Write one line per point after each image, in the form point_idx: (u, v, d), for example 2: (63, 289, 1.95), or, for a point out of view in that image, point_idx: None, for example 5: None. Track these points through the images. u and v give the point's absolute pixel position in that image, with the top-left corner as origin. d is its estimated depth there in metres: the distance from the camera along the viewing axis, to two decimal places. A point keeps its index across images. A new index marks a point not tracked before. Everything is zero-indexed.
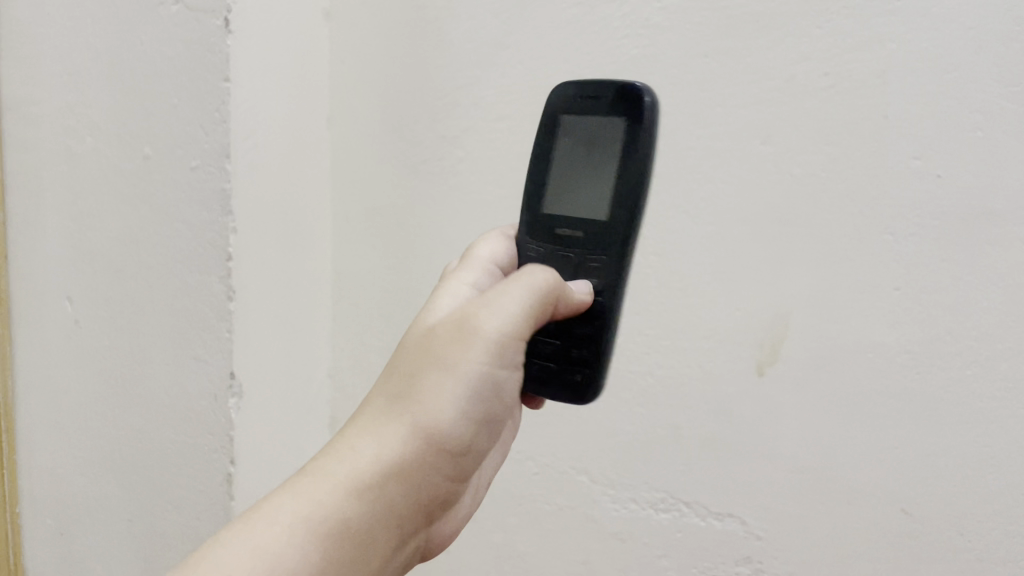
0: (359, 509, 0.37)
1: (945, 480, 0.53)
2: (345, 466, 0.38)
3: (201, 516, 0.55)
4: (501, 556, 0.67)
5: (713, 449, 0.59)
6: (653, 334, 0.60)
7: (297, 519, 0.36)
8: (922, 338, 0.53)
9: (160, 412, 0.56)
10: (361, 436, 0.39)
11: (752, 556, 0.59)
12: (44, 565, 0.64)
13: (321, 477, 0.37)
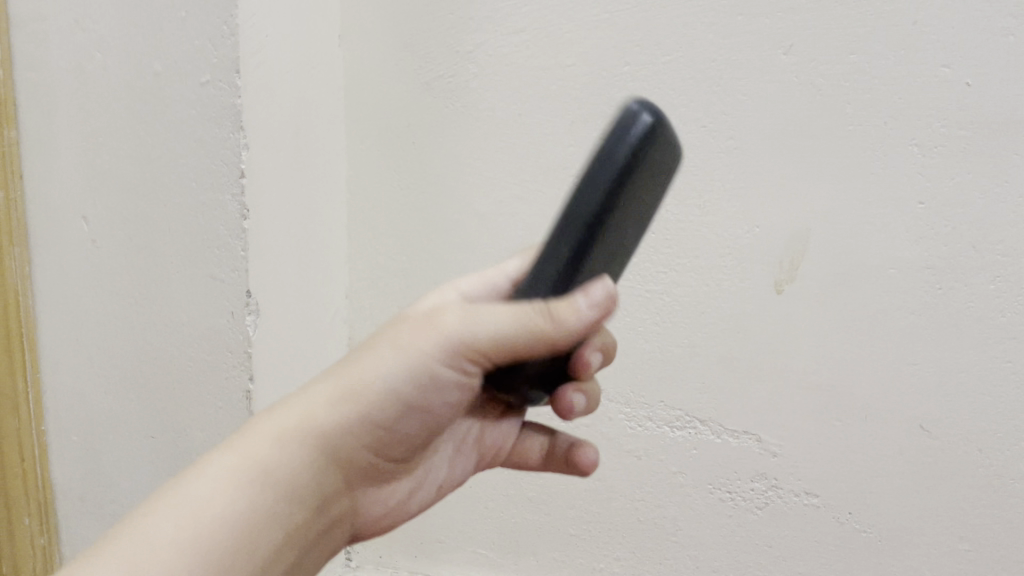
0: (295, 468, 0.36)
1: (965, 395, 0.53)
2: (296, 436, 0.36)
3: (222, 432, 0.57)
4: (516, 477, 0.66)
5: (729, 368, 0.59)
6: (671, 252, 0.58)
7: (248, 491, 0.34)
8: (945, 253, 0.52)
9: (178, 330, 0.56)
10: (327, 402, 0.37)
11: (767, 473, 0.59)
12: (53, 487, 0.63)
13: (276, 448, 0.35)
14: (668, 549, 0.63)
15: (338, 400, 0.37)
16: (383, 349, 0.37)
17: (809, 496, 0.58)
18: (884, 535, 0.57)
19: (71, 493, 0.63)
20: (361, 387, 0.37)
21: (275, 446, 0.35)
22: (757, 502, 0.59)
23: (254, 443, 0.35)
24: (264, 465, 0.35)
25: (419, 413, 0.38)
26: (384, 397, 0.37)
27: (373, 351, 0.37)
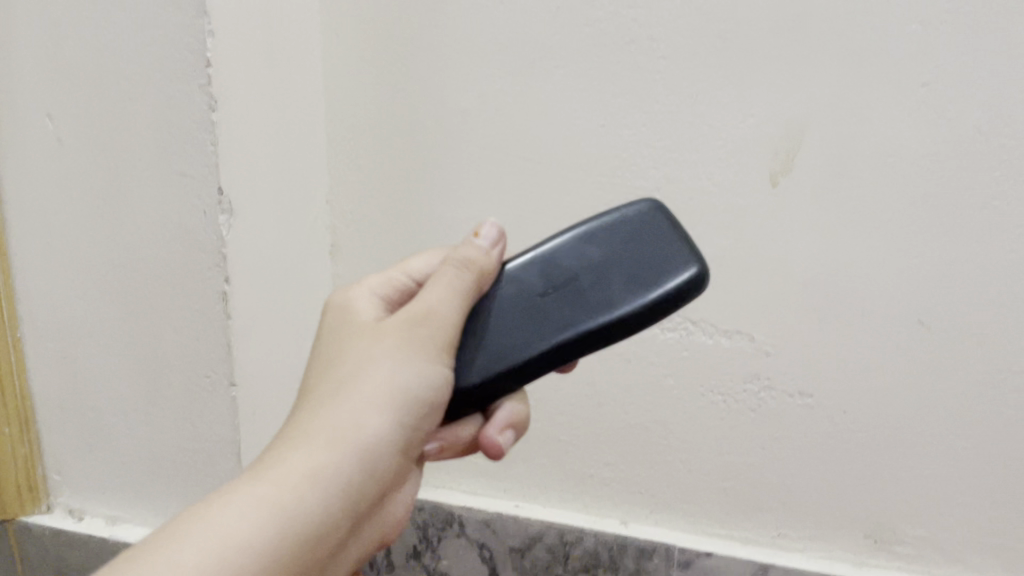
0: (322, 511, 0.33)
1: (967, 289, 0.52)
2: (310, 462, 0.33)
3: (200, 336, 0.55)
4: None
5: (722, 267, 0.56)
6: (662, 146, 0.55)
7: (263, 526, 0.31)
8: (950, 139, 0.50)
9: (150, 232, 0.54)
10: (334, 427, 0.34)
11: (761, 374, 0.57)
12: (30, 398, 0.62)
13: (285, 478, 0.32)
14: (660, 454, 0.61)
15: (353, 425, 0.34)
16: (390, 345, 0.36)
17: (803, 397, 0.57)
18: (879, 435, 0.56)
19: (50, 403, 0.61)
20: (365, 396, 0.35)
21: (289, 480, 0.32)
22: (749, 404, 0.58)
23: (271, 474, 0.32)
24: (274, 493, 0.32)
25: (425, 399, 0.36)
26: (393, 397, 0.35)
27: (369, 338, 0.37)
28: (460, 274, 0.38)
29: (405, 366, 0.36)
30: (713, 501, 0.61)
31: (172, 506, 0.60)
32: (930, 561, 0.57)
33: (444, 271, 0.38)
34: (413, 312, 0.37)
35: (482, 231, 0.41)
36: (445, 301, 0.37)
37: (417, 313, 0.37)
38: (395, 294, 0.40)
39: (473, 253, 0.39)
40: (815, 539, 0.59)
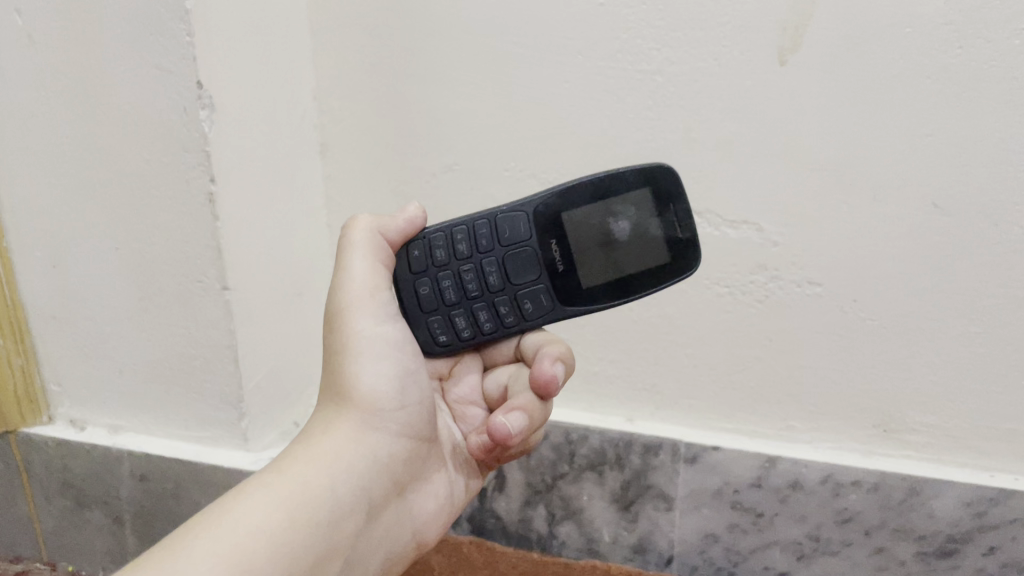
0: (325, 486, 0.40)
1: (982, 168, 0.49)
2: (319, 449, 0.41)
3: (189, 239, 0.53)
4: None
5: (726, 154, 0.54)
6: (663, 26, 0.52)
7: (284, 497, 0.38)
8: (968, 5, 0.47)
9: (130, 132, 0.52)
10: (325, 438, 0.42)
11: (768, 264, 0.55)
12: (22, 308, 0.60)
13: (294, 472, 0.39)
14: (664, 350, 0.60)
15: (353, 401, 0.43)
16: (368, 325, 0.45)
17: (810, 286, 0.55)
18: (889, 323, 0.54)
19: (42, 312, 0.60)
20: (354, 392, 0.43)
21: (308, 469, 0.40)
22: (756, 296, 0.56)
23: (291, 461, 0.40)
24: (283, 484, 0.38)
25: (401, 366, 0.45)
26: (384, 367, 0.44)
27: (362, 331, 0.45)
28: (368, 234, 0.46)
29: (381, 338, 0.45)
30: (719, 395, 0.60)
31: (173, 413, 0.59)
32: (939, 449, 0.56)
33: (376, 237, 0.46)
34: (365, 300, 0.45)
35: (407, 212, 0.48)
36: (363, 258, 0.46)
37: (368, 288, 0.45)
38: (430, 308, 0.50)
39: (391, 222, 0.47)
40: (823, 430, 0.58)
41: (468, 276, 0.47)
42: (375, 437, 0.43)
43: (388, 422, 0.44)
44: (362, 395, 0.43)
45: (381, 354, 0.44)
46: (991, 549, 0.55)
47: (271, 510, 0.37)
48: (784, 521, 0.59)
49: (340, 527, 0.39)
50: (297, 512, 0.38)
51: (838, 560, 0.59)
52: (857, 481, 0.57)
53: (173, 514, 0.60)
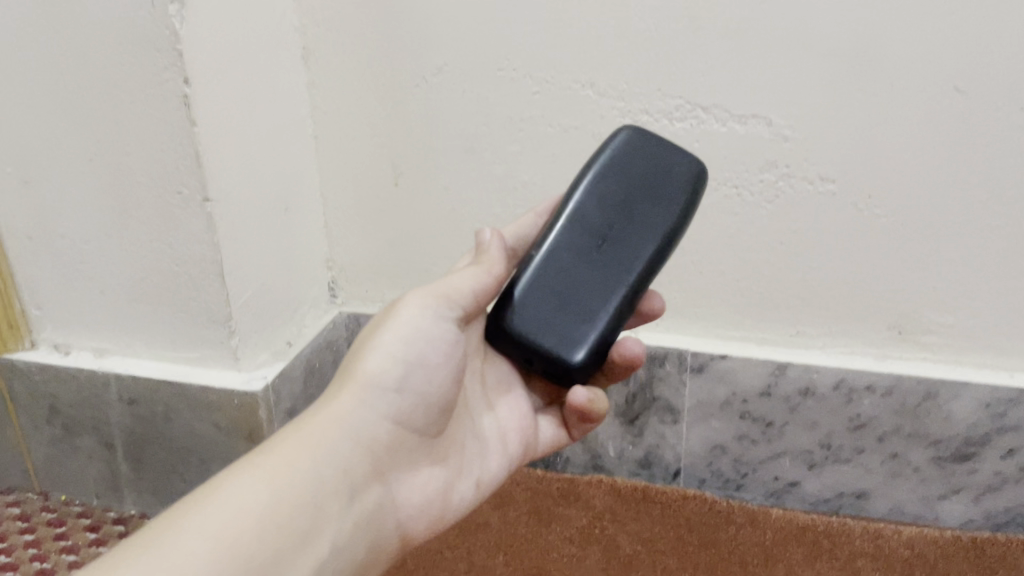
0: (320, 475, 0.34)
1: (1007, 47, 0.46)
2: (320, 434, 0.36)
3: (166, 148, 0.50)
4: (503, 190, 0.58)
5: (734, 43, 0.50)
6: None
7: (280, 489, 0.33)
8: None
9: (96, 33, 0.48)
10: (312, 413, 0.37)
11: (778, 162, 0.52)
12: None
13: (286, 462, 0.34)
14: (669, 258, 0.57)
15: (370, 377, 0.38)
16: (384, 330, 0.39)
17: (824, 183, 0.52)
18: (906, 219, 0.52)
19: (17, 233, 0.57)
20: (366, 371, 0.38)
21: (292, 452, 0.34)
22: (766, 196, 0.53)
23: (281, 449, 0.34)
24: (274, 480, 0.33)
25: (420, 353, 0.39)
26: (404, 347, 0.39)
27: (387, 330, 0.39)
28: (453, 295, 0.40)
29: (395, 333, 0.39)
30: (726, 303, 0.58)
31: (160, 334, 0.57)
32: (956, 351, 0.54)
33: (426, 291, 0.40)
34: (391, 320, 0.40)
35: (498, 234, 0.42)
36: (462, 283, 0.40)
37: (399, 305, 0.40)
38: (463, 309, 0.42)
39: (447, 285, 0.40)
40: (835, 335, 0.56)
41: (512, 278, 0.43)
42: (388, 421, 0.38)
43: (405, 410, 0.39)
44: (374, 371, 0.38)
45: (411, 349, 0.39)
46: (1010, 451, 0.54)
47: (254, 499, 0.32)
48: (794, 430, 0.58)
49: (320, 512, 0.34)
50: (283, 501, 0.33)
51: (850, 468, 0.58)
52: (870, 386, 0.55)
53: (165, 439, 0.59)
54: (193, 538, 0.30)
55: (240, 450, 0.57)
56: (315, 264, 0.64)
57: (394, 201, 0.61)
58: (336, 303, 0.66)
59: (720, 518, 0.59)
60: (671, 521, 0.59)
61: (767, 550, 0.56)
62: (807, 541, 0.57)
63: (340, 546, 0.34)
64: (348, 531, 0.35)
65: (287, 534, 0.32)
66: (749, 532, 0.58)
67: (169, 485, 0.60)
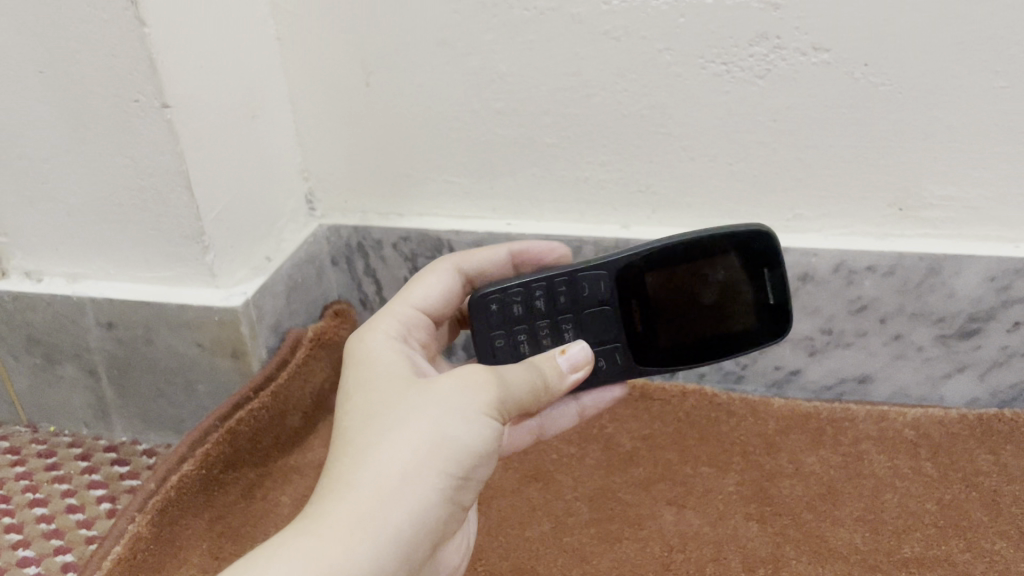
0: (379, 553, 0.32)
1: None
2: (381, 497, 0.33)
3: (116, 52, 0.47)
4: (481, 84, 0.55)
5: None
6: None
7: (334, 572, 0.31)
8: None
9: None
10: (351, 479, 0.34)
11: (769, 32, 0.49)
12: None
13: (341, 535, 0.32)
14: (657, 145, 0.54)
15: (451, 436, 0.35)
16: (439, 408, 0.36)
17: (818, 53, 0.49)
18: (905, 86, 0.49)
19: None
20: (447, 431, 0.35)
21: (348, 531, 0.32)
22: (758, 71, 0.50)
23: (336, 515, 0.32)
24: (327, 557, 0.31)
25: (485, 436, 0.36)
26: (488, 413, 0.36)
27: (436, 421, 0.35)
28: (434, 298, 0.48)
29: (464, 405, 0.36)
30: (719, 189, 0.55)
31: (132, 254, 0.55)
32: (960, 224, 0.52)
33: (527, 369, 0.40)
34: (451, 402, 0.36)
35: (569, 349, 0.44)
36: (518, 378, 0.38)
37: (478, 390, 0.36)
38: (411, 325, 0.46)
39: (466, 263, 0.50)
40: (833, 216, 0.54)
41: (543, 332, 0.48)
42: (452, 491, 0.35)
43: (471, 475, 0.36)
44: (451, 440, 0.35)
45: (487, 414, 0.36)
46: (1016, 325, 0.53)
47: None
48: (794, 316, 0.56)
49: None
50: None
51: (852, 352, 0.57)
52: (871, 266, 0.53)
53: (147, 362, 0.57)
54: None
55: (225, 369, 0.56)
56: (290, 175, 0.61)
57: (367, 103, 0.58)
58: (316, 216, 0.64)
59: (721, 410, 0.58)
60: (671, 417, 0.58)
61: (769, 439, 0.55)
62: (810, 428, 0.56)
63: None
64: None
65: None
66: (751, 423, 0.57)
67: (157, 409, 0.59)
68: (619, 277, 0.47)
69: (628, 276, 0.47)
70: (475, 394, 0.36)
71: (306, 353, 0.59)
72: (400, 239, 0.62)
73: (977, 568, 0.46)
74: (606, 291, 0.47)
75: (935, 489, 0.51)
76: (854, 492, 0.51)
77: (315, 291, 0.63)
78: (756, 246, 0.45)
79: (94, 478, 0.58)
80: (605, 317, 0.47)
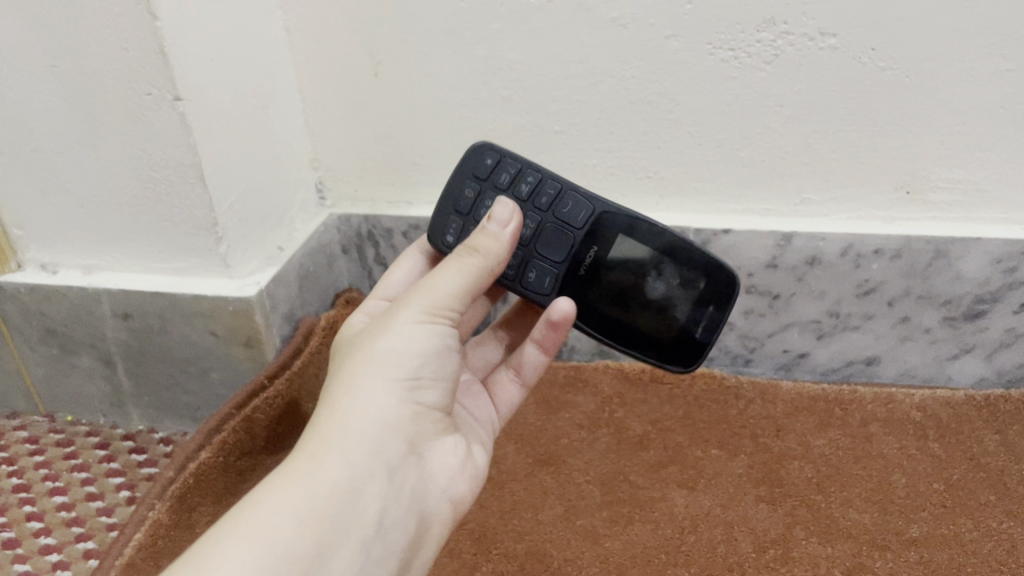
0: (352, 461, 0.35)
1: None
2: (344, 416, 0.36)
3: (127, 45, 0.47)
4: (488, 73, 0.55)
5: None
6: None
7: (309, 484, 0.33)
8: None
9: None
10: (317, 415, 0.36)
11: (776, 19, 0.49)
12: None
13: (313, 456, 0.34)
14: (665, 131, 0.55)
15: (399, 345, 0.38)
16: (384, 326, 0.39)
17: (825, 38, 0.49)
18: (912, 71, 0.49)
19: None
20: (394, 343, 0.38)
21: (320, 449, 0.34)
22: (764, 57, 0.50)
23: (308, 443, 0.35)
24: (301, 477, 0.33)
25: (431, 338, 0.39)
26: (429, 314, 0.39)
27: (386, 338, 0.38)
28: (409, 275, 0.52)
29: (406, 315, 0.39)
30: (727, 174, 0.55)
31: (146, 245, 0.55)
32: (966, 207, 0.52)
33: (457, 264, 0.41)
34: (394, 316, 0.39)
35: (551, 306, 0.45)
36: (453, 279, 0.40)
37: (418, 298, 0.39)
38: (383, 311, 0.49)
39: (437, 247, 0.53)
40: (841, 200, 0.54)
41: None
42: (412, 392, 0.38)
43: (429, 379, 0.39)
44: (399, 347, 0.38)
45: (428, 314, 0.39)
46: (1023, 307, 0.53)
47: (286, 497, 0.32)
48: (801, 300, 0.57)
49: (360, 502, 0.34)
50: (313, 492, 0.33)
51: (859, 334, 0.57)
52: (878, 250, 0.54)
53: (163, 351, 0.58)
54: (227, 540, 0.30)
55: (239, 357, 0.57)
56: (300, 165, 0.61)
57: (375, 92, 0.58)
58: (326, 205, 0.64)
59: (729, 394, 0.59)
60: (680, 401, 0.59)
61: (778, 421, 0.56)
62: (818, 410, 0.56)
63: (381, 527, 0.35)
64: (388, 509, 0.35)
65: (335, 532, 0.33)
66: (760, 405, 0.57)
67: (172, 397, 0.60)
68: (600, 215, 0.46)
69: (608, 221, 0.46)
70: (413, 306, 0.39)
71: (319, 341, 0.60)
72: (411, 227, 0.62)
73: (984, 547, 0.46)
74: (582, 221, 0.46)
75: (942, 469, 0.51)
76: (862, 473, 0.52)
77: (326, 279, 0.64)
78: (722, 286, 0.45)
79: (111, 466, 0.59)
80: (564, 239, 0.46)
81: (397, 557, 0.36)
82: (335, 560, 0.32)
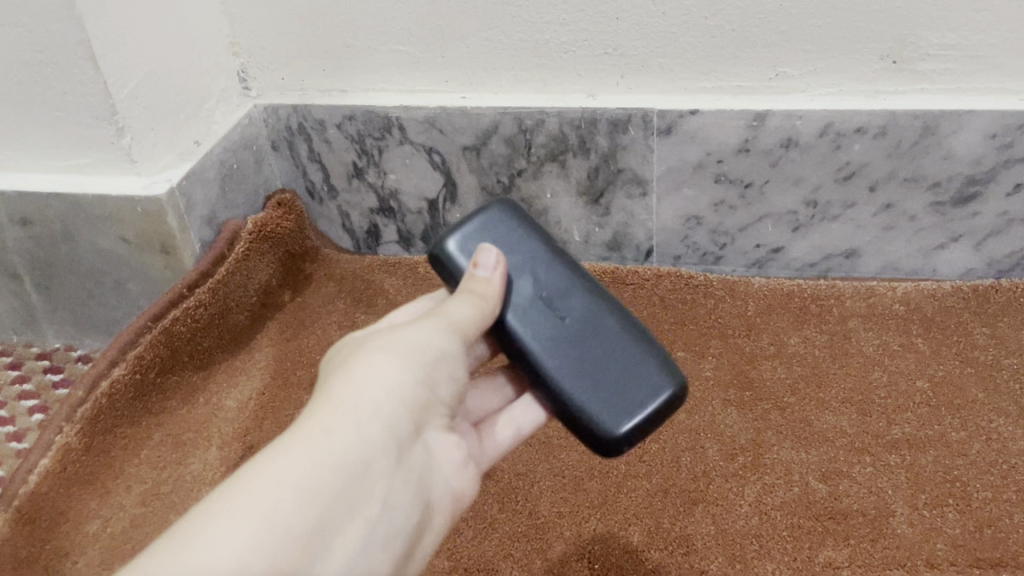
0: (367, 446, 0.29)
1: None
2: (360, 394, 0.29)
3: None
4: None
5: None
6: None
7: (319, 473, 0.27)
8: None
9: None
10: (338, 389, 0.30)
11: None
12: None
13: (323, 435, 0.28)
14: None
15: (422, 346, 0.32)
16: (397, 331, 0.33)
17: None
18: None
19: None
20: (411, 342, 0.32)
21: (330, 429, 0.28)
22: None
23: (323, 420, 0.28)
24: (308, 461, 0.27)
25: (448, 347, 0.33)
26: (450, 329, 0.34)
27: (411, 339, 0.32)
28: None
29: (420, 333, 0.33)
30: (695, 46, 0.49)
31: (42, 142, 0.49)
32: (960, 75, 0.47)
33: (476, 305, 0.35)
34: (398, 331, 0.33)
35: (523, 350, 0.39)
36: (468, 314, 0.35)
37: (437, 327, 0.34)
38: None
39: None
40: (820, 73, 0.48)
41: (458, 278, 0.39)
42: (431, 379, 0.32)
43: (447, 377, 0.33)
44: (418, 348, 0.32)
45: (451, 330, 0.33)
46: (1018, 187, 0.48)
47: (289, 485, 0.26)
48: (775, 188, 0.52)
49: (372, 478, 0.28)
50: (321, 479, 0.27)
51: (839, 225, 0.52)
52: (861, 128, 0.48)
53: (71, 262, 0.52)
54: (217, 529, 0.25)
55: (156, 266, 0.51)
56: (216, 50, 0.55)
57: None
58: (250, 95, 0.58)
59: (698, 293, 0.54)
60: (644, 302, 0.54)
61: (748, 320, 0.52)
62: (794, 307, 0.52)
63: (391, 506, 0.29)
64: (397, 495, 0.30)
65: (344, 504, 0.27)
66: (730, 303, 0.53)
67: (87, 312, 0.54)
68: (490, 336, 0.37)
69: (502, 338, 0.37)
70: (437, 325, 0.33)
71: (247, 247, 0.54)
72: (345, 119, 0.56)
73: (973, 448, 0.42)
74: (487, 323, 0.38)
75: (927, 365, 0.47)
76: (840, 373, 0.48)
77: (255, 179, 0.58)
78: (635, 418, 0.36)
79: (25, 388, 0.54)
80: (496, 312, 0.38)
81: (404, 544, 0.30)
82: (336, 538, 0.27)
